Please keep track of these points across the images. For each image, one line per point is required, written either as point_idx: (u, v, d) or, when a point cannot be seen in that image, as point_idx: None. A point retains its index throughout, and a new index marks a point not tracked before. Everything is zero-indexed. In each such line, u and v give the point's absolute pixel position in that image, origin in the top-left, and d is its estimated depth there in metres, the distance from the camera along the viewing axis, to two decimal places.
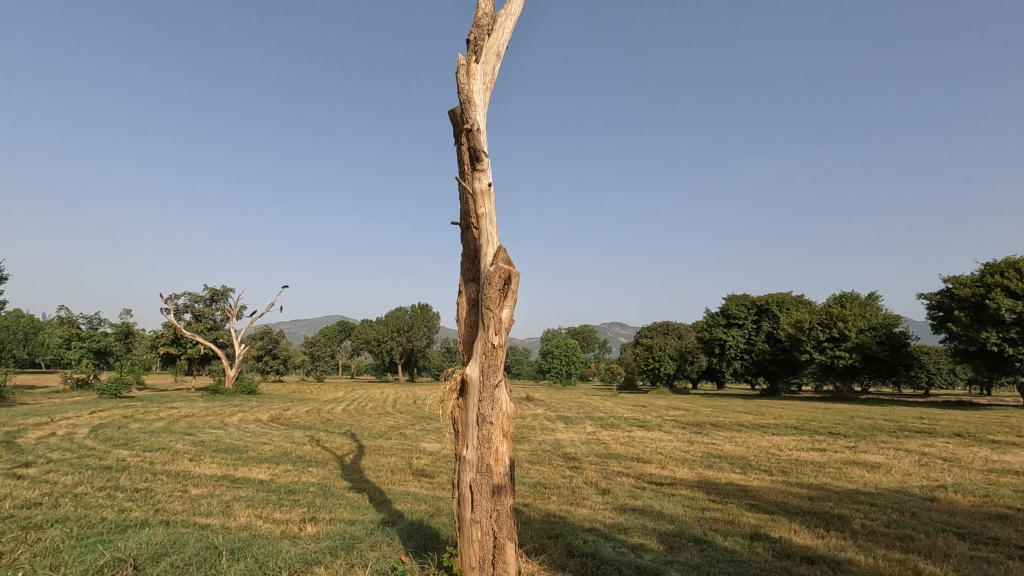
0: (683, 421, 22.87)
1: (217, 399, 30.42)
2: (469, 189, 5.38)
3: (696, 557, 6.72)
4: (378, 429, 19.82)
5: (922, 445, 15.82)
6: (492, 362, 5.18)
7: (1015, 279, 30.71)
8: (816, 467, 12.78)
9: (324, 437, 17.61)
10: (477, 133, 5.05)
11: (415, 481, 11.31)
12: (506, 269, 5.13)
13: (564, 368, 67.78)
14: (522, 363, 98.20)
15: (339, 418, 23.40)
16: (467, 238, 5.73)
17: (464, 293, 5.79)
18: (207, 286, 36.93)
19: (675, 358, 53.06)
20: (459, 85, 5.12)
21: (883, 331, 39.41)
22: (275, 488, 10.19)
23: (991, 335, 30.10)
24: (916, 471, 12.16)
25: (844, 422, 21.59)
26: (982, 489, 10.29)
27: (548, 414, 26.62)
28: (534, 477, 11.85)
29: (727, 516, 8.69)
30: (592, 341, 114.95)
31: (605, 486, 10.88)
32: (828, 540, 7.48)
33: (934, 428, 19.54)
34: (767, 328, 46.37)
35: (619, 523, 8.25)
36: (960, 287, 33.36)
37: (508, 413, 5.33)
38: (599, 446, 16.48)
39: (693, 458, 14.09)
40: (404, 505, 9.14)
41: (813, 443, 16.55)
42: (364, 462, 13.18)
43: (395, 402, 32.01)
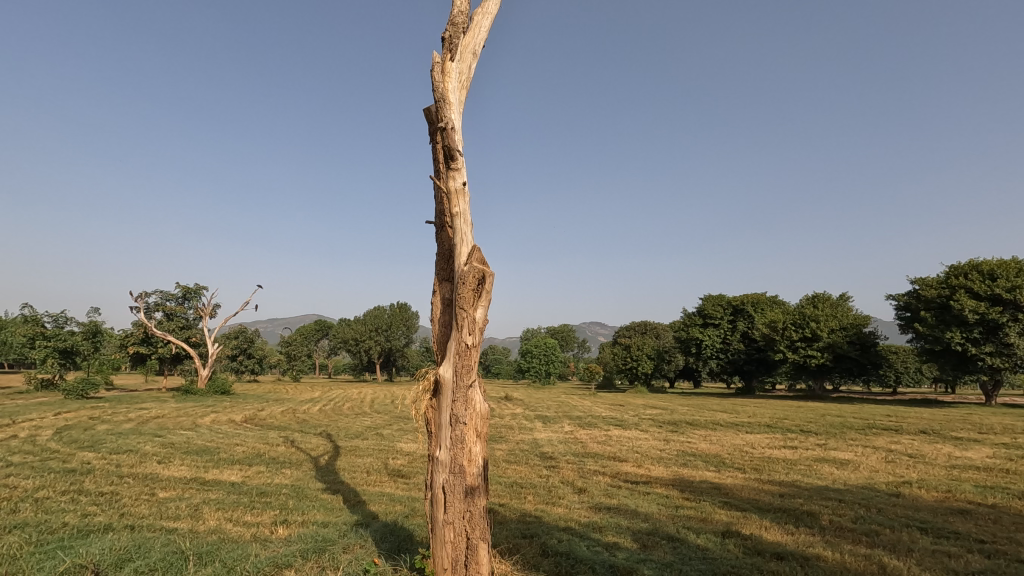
0: (659, 420, 23.14)
1: (189, 399, 29.79)
2: (443, 188, 5.34)
3: (669, 554, 6.79)
4: (354, 429, 19.62)
5: (889, 442, 16.27)
6: (465, 362, 5.15)
7: (978, 280, 31.82)
8: (787, 464, 13.06)
9: (298, 438, 17.36)
10: (451, 132, 5.02)
11: (392, 482, 11.22)
12: (480, 269, 5.11)
13: (543, 367, 68.06)
14: (502, 363, 98.25)
15: (315, 419, 23.06)
16: (441, 237, 5.68)
17: (438, 293, 5.74)
18: (179, 285, 36.10)
19: (652, 358, 53.55)
20: (434, 83, 5.08)
21: (853, 331, 40.41)
22: (247, 490, 10.00)
23: (955, 335, 31.13)
24: (882, 468, 12.52)
25: (815, 420, 22.08)
26: (945, 485, 10.61)
27: (525, 414, 26.71)
28: (511, 476, 11.84)
29: (700, 514, 8.80)
30: (571, 341, 115.66)
31: (581, 486, 10.93)
32: (797, 536, 7.63)
33: (901, 425, 20.10)
34: (742, 327, 47.24)
35: (594, 522, 8.28)
36: (926, 288, 34.39)
37: (482, 413, 5.31)
38: (576, 445, 16.57)
39: (668, 456, 14.25)
40: (379, 506, 9.08)
41: (785, 440, 16.90)
42: (339, 463, 13.03)
43: (372, 402, 31.75)
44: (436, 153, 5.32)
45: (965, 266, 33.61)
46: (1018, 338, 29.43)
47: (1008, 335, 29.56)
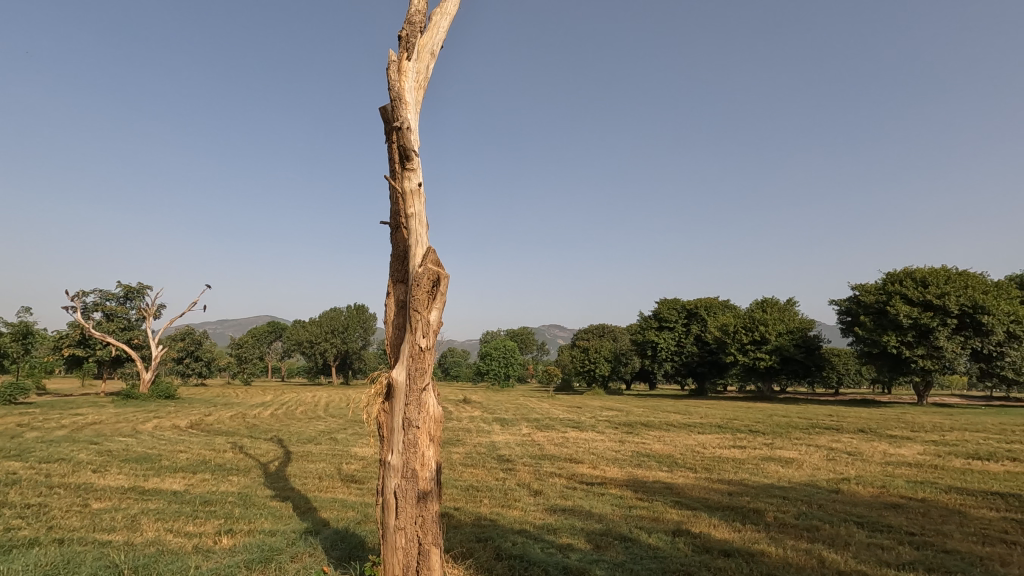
0: (615, 421, 23.52)
1: (129, 404, 28.32)
2: (398, 189, 5.26)
3: (620, 555, 6.88)
4: (307, 433, 19.11)
5: (830, 441, 17.03)
6: (419, 365, 5.08)
7: (912, 287, 33.78)
8: (735, 463, 13.51)
9: (248, 443, 16.79)
10: (407, 133, 4.95)
11: (344, 487, 10.97)
12: (435, 271, 5.06)
13: (502, 370, 68.20)
14: (461, 365, 97.88)
15: (266, 424, 22.35)
16: (396, 238, 5.59)
17: (392, 295, 5.64)
18: (120, 283, 34.36)
19: (610, 360, 54.25)
20: (390, 82, 5.00)
21: (799, 335, 42.20)
22: (189, 499, 9.56)
23: (891, 338, 32.91)
24: (824, 465, 13.09)
25: (763, 420, 22.94)
26: (880, 481, 11.19)
27: (484, 416, 26.66)
28: (467, 480, 11.78)
29: (652, 513, 8.98)
30: (531, 344, 116.40)
31: (537, 488, 10.95)
32: (743, 533, 7.89)
33: (842, 424, 21.08)
34: (696, 331, 48.73)
35: (549, 524, 8.32)
36: (865, 294, 36.28)
37: (435, 416, 5.26)
38: (533, 447, 16.64)
39: (623, 457, 14.51)
40: (330, 512, 8.86)
41: (734, 440, 17.45)
42: (290, 469, 12.65)
43: (326, 405, 31.06)
44: (392, 153, 5.24)
45: (900, 274, 35.64)
46: (946, 342, 31.39)
47: (938, 339, 31.50)
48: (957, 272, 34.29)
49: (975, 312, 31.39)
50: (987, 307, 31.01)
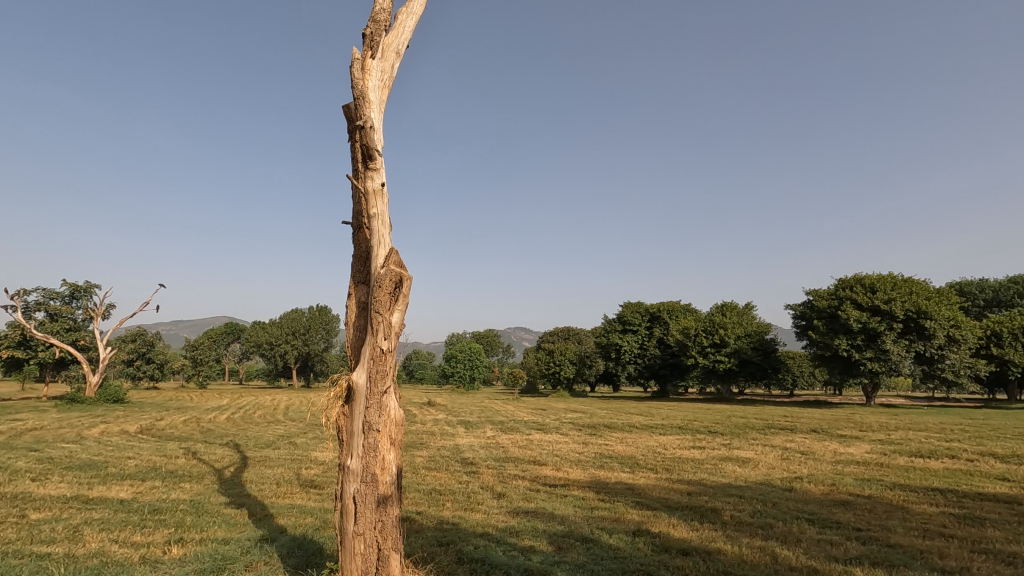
0: (579, 423, 23.72)
1: (73, 409, 26.96)
2: (360, 188, 5.18)
3: (582, 556, 6.93)
4: (265, 438, 18.61)
5: (785, 441, 17.63)
6: (380, 368, 5.00)
7: (861, 292, 35.30)
8: (695, 463, 13.80)
9: (202, 448, 16.21)
10: (370, 131, 4.87)
11: (303, 493, 10.70)
12: (397, 272, 5.00)
13: (467, 372, 68.08)
14: (426, 367, 97.12)
15: (221, 428, 21.65)
16: (358, 238, 5.50)
17: (353, 296, 5.54)
18: (65, 282, 32.71)
19: (575, 362, 54.69)
20: (353, 79, 4.92)
21: (756, 338, 43.57)
22: (137, 508, 9.15)
23: (842, 342, 34.31)
24: (778, 465, 13.52)
25: (721, 421, 23.56)
26: (830, 479, 11.62)
27: (448, 419, 26.50)
28: (430, 483, 11.67)
29: (613, 514, 9.08)
30: (496, 346, 116.46)
31: (501, 490, 10.93)
32: (701, 532, 8.06)
33: (795, 425, 21.84)
34: (658, 334, 49.77)
35: (511, 526, 8.31)
36: (818, 299, 37.71)
37: (396, 419, 5.18)
38: (497, 450, 16.64)
39: (586, 459, 14.66)
40: (287, 519, 8.63)
41: (694, 441, 17.87)
42: (246, 475, 12.27)
43: (286, 409, 30.30)
44: (354, 152, 5.14)
45: (851, 279, 37.18)
46: (893, 345, 32.92)
47: (885, 342, 33.03)
48: (902, 278, 36.01)
49: (918, 317, 33.16)
50: (929, 312, 32.83)
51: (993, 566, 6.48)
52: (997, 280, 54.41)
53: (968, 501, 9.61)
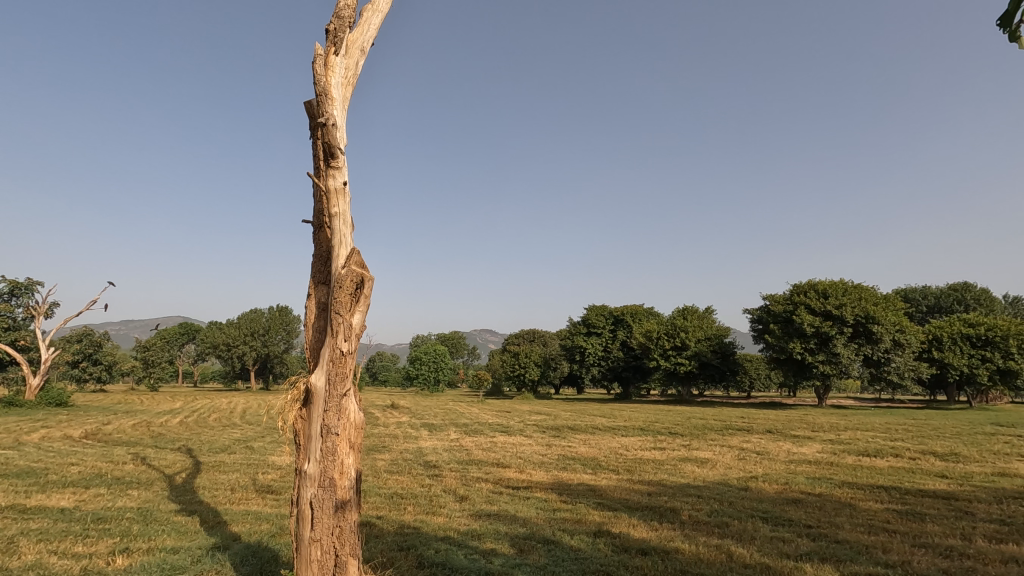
0: (543, 425, 23.83)
1: (11, 413, 25.47)
2: (321, 187, 5.07)
3: (543, 557, 6.97)
4: (221, 442, 18.00)
5: (741, 441, 18.15)
6: (339, 371, 4.90)
7: (814, 298, 36.64)
8: (656, 464, 14.07)
9: (152, 454, 15.54)
10: (332, 129, 4.77)
11: (259, 499, 10.39)
12: (359, 272, 4.93)
13: (432, 374, 67.54)
14: (390, 370, 95.83)
15: (173, 432, 20.84)
16: (319, 237, 5.39)
17: (313, 297, 5.42)
18: (5, 278, 30.94)
19: (540, 365, 54.95)
20: (315, 76, 4.81)
21: (716, 341, 44.75)
22: (80, 517, 8.70)
23: (796, 345, 35.53)
24: (735, 464, 13.92)
25: (682, 423, 24.08)
26: (784, 478, 12.03)
27: (411, 421, 26.20)
28: (391, 487, 11.52)
29: (575, 516, 9.15)
30: (461, 348, 116.01)
31: (464, 493, 10.87)
32: (660, 531, 8.21)
33: (751, 426, 22.50)
34: (622, 336, 50.58)
35: (473, 530, 8.27)
36: (775, 304, 38.94)
37: (356, 423, 5.09)
38: (461, 452, 16.56)
39: (550, 461, 14.76)
40: (242, 526, 8.35)
41: (654, 442, 18.20)
42: (199, 481, 11.82)
43: (243, 412, 29.41)
44: (316, 150, 5.03)
45: (805, 285, 38.56)
46: (843, 349, 34.32)
47: (836, 346, 34.39)
48: (852, 285, 37.56)
49: (867, 322, 34.69)
50: (877, 317, 34.41)
51: (931, 559, 6.82)
52: (938, 288, 57.50)
53: (911, 497, 10.09)
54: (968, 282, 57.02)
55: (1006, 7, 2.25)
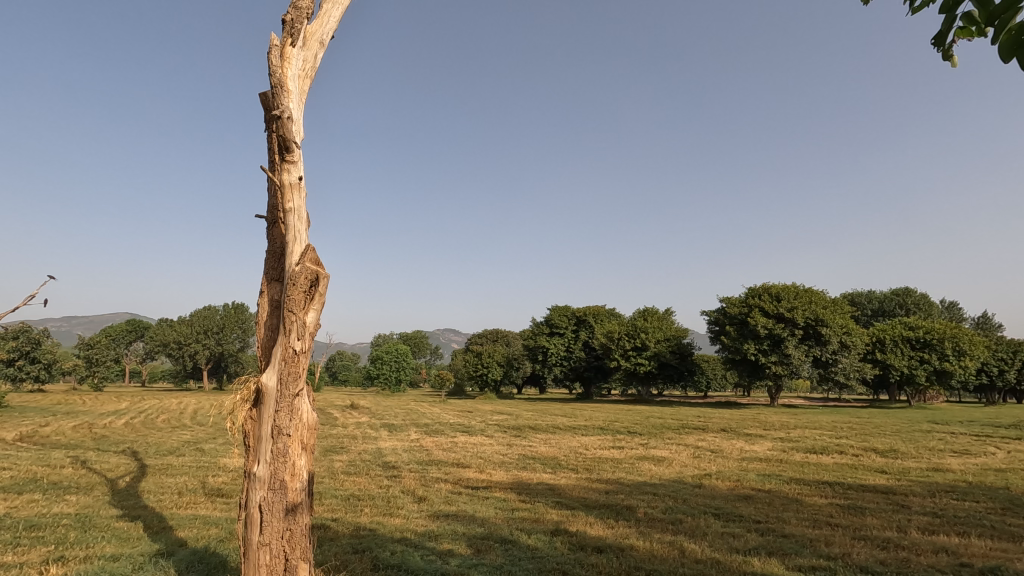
0: (504, 425, 23.82)
1: None
2: (275, 181, 4.93)
3: (500, 557, 6.97)
4: (169, 444, 17.29)
5: (697, 440, 18.63)
6: (291, 370, 4.78)
7: (768, 300, 37.92)
8: (613, 463, 14.31)
9: (93, 457, 14.77)
10: (288, 122, 4.64)
11: (209, 502, 10.05)
12: (313, 270, 4.83)
13: (393, 374, 66.74)
14: (350, 370, 94.23)
15: (117, 434, 19.87)
16: (272, 233, 5.24)
17: (266, 294, 5.27)
18: None
19: (502, 364, 54.97)
20: (270, 66, 4.66)
21: (674, 342, 45.78)
22: (8, 525, 8.17)
23: (750, 346, 36.75)
24: (689, 462, 14.28)
25: (640, 422, 24.50)
26: (736, 475, 12.42)
27: (370, 422, 25.83)
28: (348, 488, 11.31)
29: (533, 515, 9.20)
30: (423, 348, 115.07)
31: (422, 494, 10.79)
32: (616, 529, 8.32)
33: (706, 424, 23.07)
34: (584, 337, 51.16)
35: (430, 531, 8.21)
36: (731, 306, 40.02)
37: (308, 423, 4.99)
38: (421, 453, 16.43)
39: (510, 460, 14.83)
40: (189, 531, 8.05)
41: (613, 441, 18.50)
42: (144, 485, 11.31)
43: (194, 413, 28.42)
44: (270, 143, 4.88)
45: (760, 288, 39.84)
46: (794, 350, 35.69)
47: (788, 347, 35.69)
48: (803, 289, 39.08)
49: (817, 324, 36.15)
50: (826, 320, 35.89)
51: (870, 550, 7.15)
52: (882, 293, 60.48)
53: (852, 492, 10.59)
54: (909, 287, 60.19)
55: (938, 26, 2.38)
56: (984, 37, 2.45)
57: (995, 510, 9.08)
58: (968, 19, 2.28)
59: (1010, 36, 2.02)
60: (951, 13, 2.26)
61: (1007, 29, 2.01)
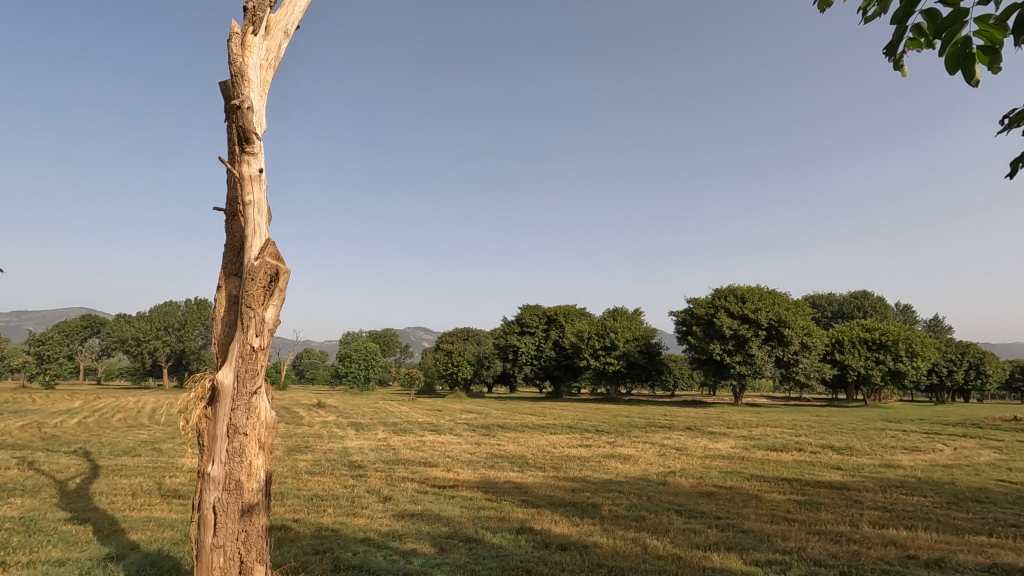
0: (473, 424, 23.73)
1: None
2: (234, 174, 4.79)
3: (463, 556, 6.94)
4: (124, 444, 16.67)
5: (663, 438, 18.92)
6: (249, 367, 4.66)
7: (733, 302, 38.81)
8: (580, 461, 14.42)
9: (41, 458, 14.10)
10: (247, 113, 4.51)
11: (165, 504, 9.72)
12: (273, 265, 4.71)
13: (362, 372, 65.94)
14: (318, 368, 92.71)
15: (68, 434, 19.03)
16: (231, 227, 5.09)
17: (223, 289, 5.11)
18: None
19: (472, 363, 54.83)
20: (230, 55, 4.51)
21: (643, 342, 46.40)
22: None
23: (716, 346, 37.56)
24: (655, 460, 14.49)
25: (607, 421, 24.75)
26: (700, 472, 12.67)
27: (337, 421, 25.41)
28: (311, 488, 11.10)
29: (499, 513, 9.20)
30: (393, 346, 113.97)
31: (388, 494, 10.66)
32: (581, 526, 8.40)
33: (672, 423, 23.42)
34: (554, 336, 51.49)
35: (394, 530, 8.12)
36: (698, 306, 40.79)
37: (266, 422, 4.87)
38: (388, 452, 16.25)
39: (478, 459, 14.81)
40: (142, 534, 7.78)
41: (582, 440, 18.66)
42: (95, 486, 10.88)
43: (152, 412, 27.46)
44: (229, 133, 4.72)
45: (726, 290, 40.71)
46: (757, 350, 36.63)
47: (751, 347, 36.60)
48: (767, 291, 40.16)
49: (779, 325, 37.14)
50: (788, 321, 36.92)
51: (823, 544, 7.39)
52: (842, 295, 62.61)
53: (809, 488, 10.92)
54: (867, 290, 62.48)
55: (891, 36, 2.45)
56: (932, 48, 2.55)
57: (941, 504, 9.51)
58: (918, 31, 2.36)
59: (955, 49, 2.09)
60: (902, 24, 2.33)
61: (953, 42, 2.08)
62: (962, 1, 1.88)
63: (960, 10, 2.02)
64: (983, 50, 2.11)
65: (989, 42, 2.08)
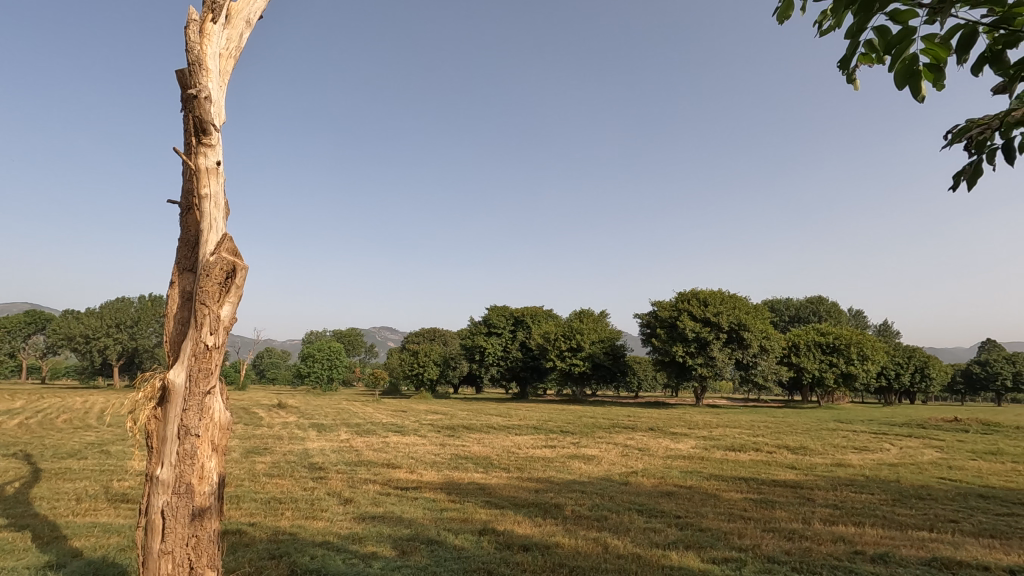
0: (438, 425, 23.55)
1: None
2: (190, 166, 4.62)
3: (425, 558, 6.86)
4: (69, 446, 15.86)
5: (625, 438, 19.20)
6: (202, 366, 4.50)
7: (696, 305, 39.65)
8: (544, 462, 14.48)
9: None
10: (205, 102, 4.34)
11: (112, 509, 9.29)
12: (230, 261, 4.56)
13: (325, 372, 64.70)
14: (279, 368, 90.53)
15: (7, 435, 18.02)
16: (186, 221, 4.92)
17: (176, 286, 4.92)
18: None
19: (438, 363, 54.43)
20: (187, 42, 4.34)
21: (608, 344, 46.93)
22: None
23: (679, 349, 38.30)
24: (617, 460, 14.69)
25: (572, 422, 24.92)
26: (660, 472, 12.89)
27: (298, 422, 24.80)
28: (269, 491, 10.78)
29: (461, 515, 9.14)
30: (357, 346, 112.25)
31: (349, 496, 10.46)
32: (543, 527, 8.43)
33: (635, 424, 23.75)
34: (521, 337, 51.62)
35: (355, 533, 7.98)
36: (662, 309, 41.48)
37: (220, 422, 4.71)
38: (350, 453, 15.98)
39: (442, 460, 14.71)
40: (85, 540, 7.42)
41: (546, 440, 18.77)
42: (35, 491, 10.30)
43: (101, 412, 26.29)
44: (184, 123, 4.54)
45: (689, 294, 41.53)
46: (718, 353, 37.52)
47: (713, 350, 37.46)
48: (729, 295, 41.15)
49: (739, 329, 38.12)
50: (747, 325, 37.94)
51: (777, 541, 7.60)
52: (799, 300, 64.75)
53: (765, 487, 11.25)
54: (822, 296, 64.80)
55: (845, 50, 2.52)
56: (882, 63, 2.64)
57: (887, 501, 9.95)
58: (870, 46, 2.44)
59: (904, 64, 2.18)
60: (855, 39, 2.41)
61: (902, 58, 2.16)
62: (910, 19, 1.95)
63: (907, 29, 2.10)
64: (929, 67, 2.20)
65: (934, 60, 2.18)
